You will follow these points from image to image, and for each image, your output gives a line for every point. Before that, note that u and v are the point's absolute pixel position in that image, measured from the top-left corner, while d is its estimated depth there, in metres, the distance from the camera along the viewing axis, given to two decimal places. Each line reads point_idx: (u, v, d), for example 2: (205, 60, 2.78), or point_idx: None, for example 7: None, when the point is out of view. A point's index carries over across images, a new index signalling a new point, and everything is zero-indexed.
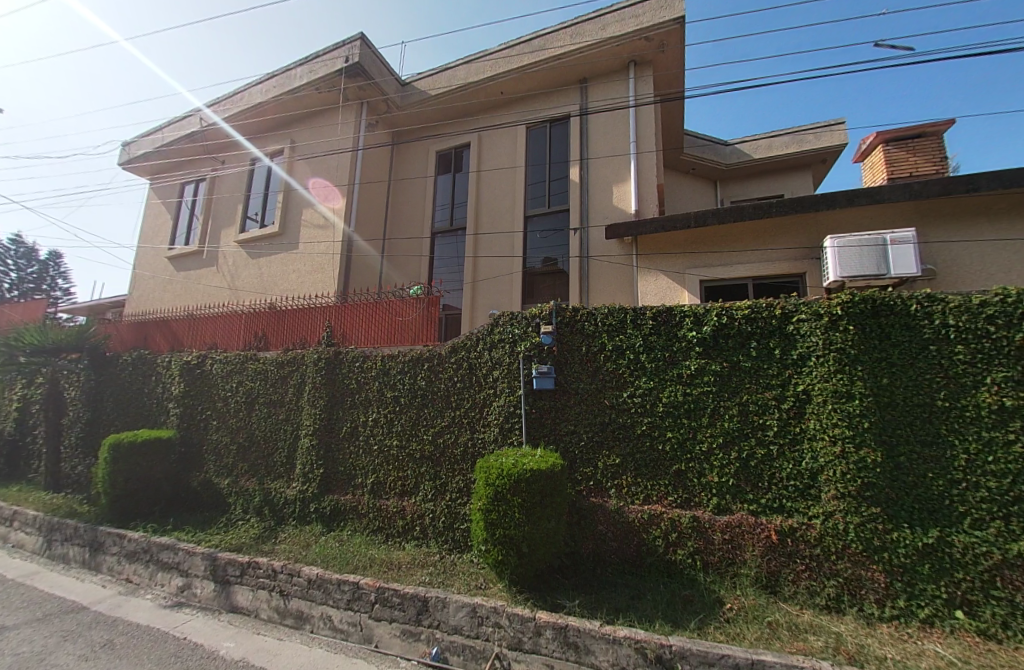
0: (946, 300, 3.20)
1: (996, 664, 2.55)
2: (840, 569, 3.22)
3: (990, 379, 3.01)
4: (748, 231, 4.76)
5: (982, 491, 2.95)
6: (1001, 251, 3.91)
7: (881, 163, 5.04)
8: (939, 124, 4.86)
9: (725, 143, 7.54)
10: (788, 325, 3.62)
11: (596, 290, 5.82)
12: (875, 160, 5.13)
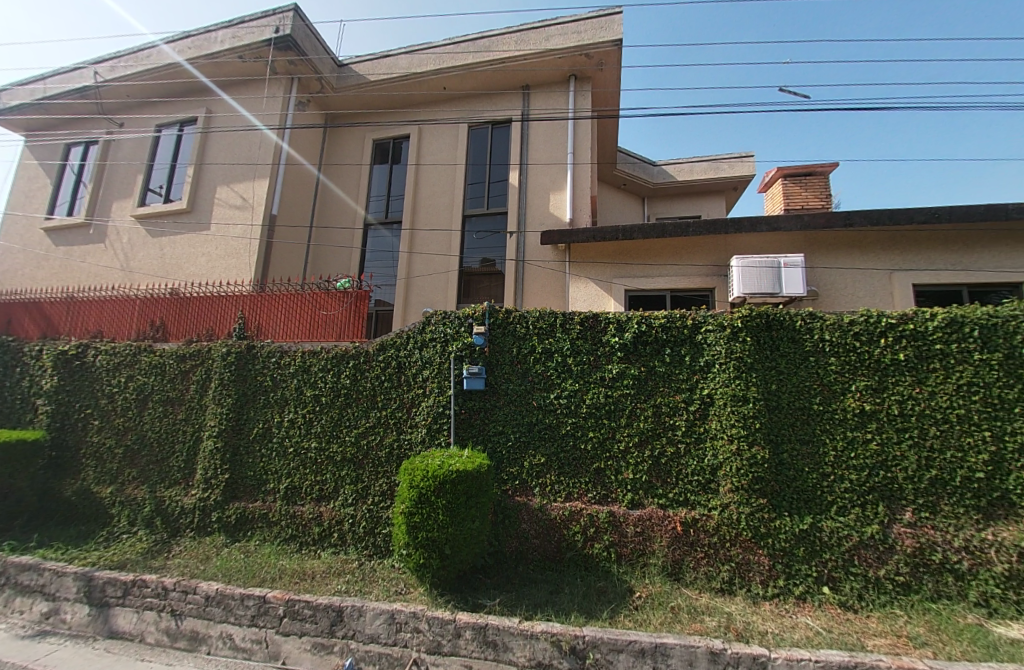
0: (824, 318, 3.69)
1: (851, 631, 2.98)
2: (733, 554, 3.58)
3: (853, 387, 3.53)
4: (668, 247, 5.15)
5: (845, 482, 3.44)
6: (865, 279, 4.62)
7: (779, 195, 5.72)
8: (824, 166, 5.63)
9: (653, 164, 8.10)
10: (697, 335, 3.97)
11: (531, 293, 5.93)
12: (774, 193, 5.82)
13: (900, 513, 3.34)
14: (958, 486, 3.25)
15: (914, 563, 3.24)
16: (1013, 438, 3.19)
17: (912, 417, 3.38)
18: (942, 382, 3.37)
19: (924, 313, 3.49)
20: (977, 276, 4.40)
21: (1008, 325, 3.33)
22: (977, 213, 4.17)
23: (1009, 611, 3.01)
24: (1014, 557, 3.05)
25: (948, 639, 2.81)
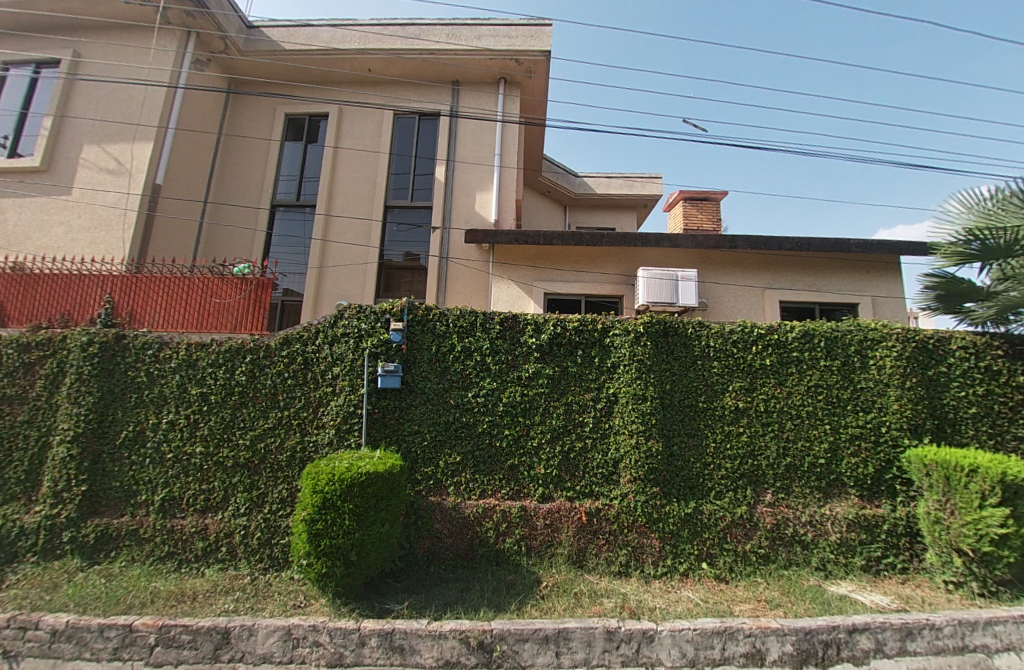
0: (710, 327, 4.19)
1: (721, 599, 3.41)
2: (630, 539, 3.91)
3: (730, 387, 4.05)
4: (584, 255, 5.47)
5: (721, 469, 3.94)
6: (744, 294, 5.34)
7: (680, 215, 6.37)
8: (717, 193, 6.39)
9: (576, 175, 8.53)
10: (606, 338, 4.26)
11: (454, 291, 5.89)
12: (676, 213, 6.49)
13: (762, 495, 3.91)
14: (804, 470, 3.89)
15: (773, 537, 3.81)
16: (843, 429, 3.91)
17: (774, 413, 3.98)
18: (796, 383, 4.01)
19: (785, 326, 4.13)
20: (825, 297, 5.33)
21: (844, 338, 4.07)
22: (826, 244, 5.05)
23: (837, 571, 3.68)
24: (842, 526, 3.74)
25: (794, 599, 3.36)
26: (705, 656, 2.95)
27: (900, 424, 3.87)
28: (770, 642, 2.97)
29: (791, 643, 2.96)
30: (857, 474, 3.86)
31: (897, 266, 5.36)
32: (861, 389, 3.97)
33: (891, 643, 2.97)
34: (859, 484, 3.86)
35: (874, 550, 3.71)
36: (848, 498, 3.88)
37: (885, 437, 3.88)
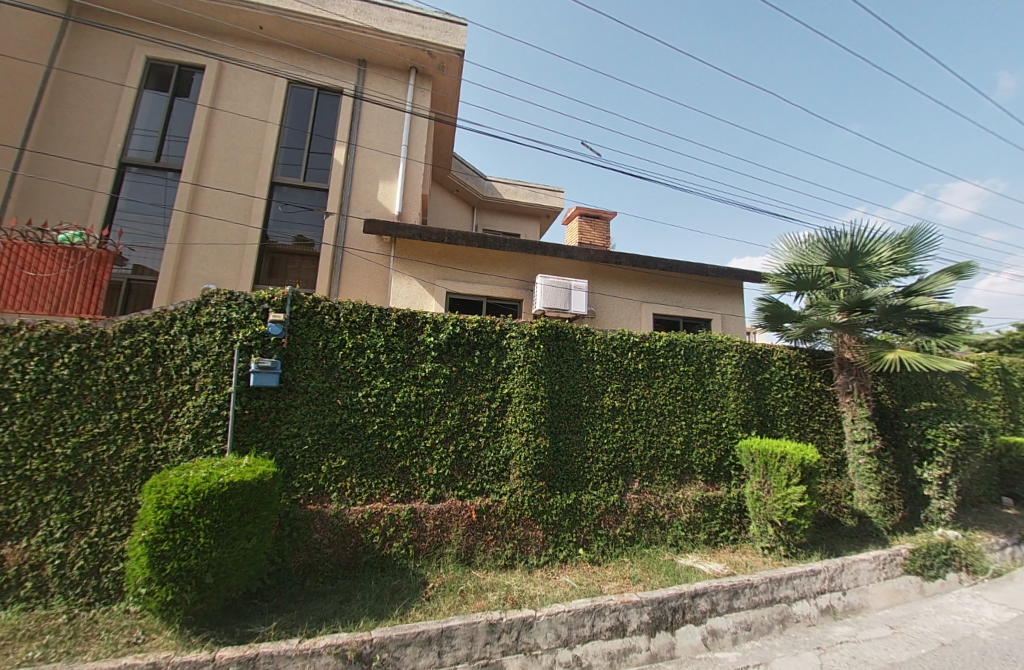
0: (595, 334, 4.59)
1: (593, 581, 3.75)
2: (516, 533, 4.08)
3: (609, 387, 4.48)
4: (487, 258, 5.59)
5: (599, 462, 4.34)
6: (626, 305, 5.96)
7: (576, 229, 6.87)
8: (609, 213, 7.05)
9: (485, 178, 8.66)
10: (502, 340, 4.39)
11: (349, 283, 5.53)
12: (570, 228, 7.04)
13: (631, 483, 4.40)
14: (665, 460, 4.48)
15: (638, 521, 4.30)
16: (695, 424, 4.59)
17: (643, 411, 4.50)
18: (661, 385, 4.59)
19: (656, 335, 4.71)
20: (688, 312, 6.21)
21: (699, 347, 4.78)
22: (690, 267, 5.90)
23: (687, 546, 4.31)
24: (691, 507, 4.39)
25: (652, 573, 3.84)
26: (577, 634, 3.20)
27: (735, 419, 4.69)
28: (630, 614, 3.35)
29: (647, 612, 3.38)
30: (704, 462, 4.56)
31: (741, 290, 6.49)
32: (710, 390, 4.70)
33: (722, 603, 3.57)
34: (705, 471, 4.57)
35: (713, 526, 4.42)
36: (697, 483, 4.56)
37: (725, 431, 4.65)
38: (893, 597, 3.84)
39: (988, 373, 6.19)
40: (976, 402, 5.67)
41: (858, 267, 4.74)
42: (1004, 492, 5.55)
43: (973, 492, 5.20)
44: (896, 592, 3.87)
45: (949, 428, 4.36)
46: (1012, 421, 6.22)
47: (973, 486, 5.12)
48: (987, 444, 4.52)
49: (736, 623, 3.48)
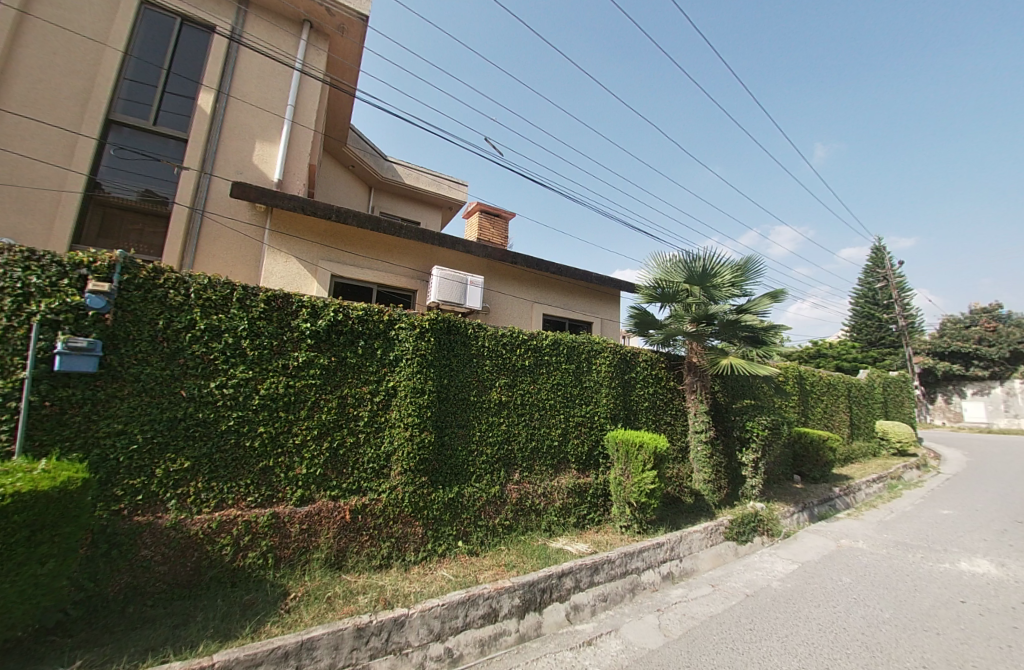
0: (487, 330, 4.66)
1: (469, 572, 3.82)
2: (393, 531, 3.93)
3: (497, 383, 4.59)
4: (380, 243, 5.45)
5: (483, 456, 4.42)
6: (519, 304, 6.20)
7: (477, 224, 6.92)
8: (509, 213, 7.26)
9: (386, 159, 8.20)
10: (390, 330, 4.18)
11: (210, 255, 4.74)
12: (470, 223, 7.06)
13: (512, 474, 4.57)
14: (544, 450, 4.76)
15: (517, 510, 4.50)
16: (572, 418, 4.97)
17: (527, 405, 4.71)
18: (545, 381, 4.86)
19: (543, 334, 4.97)
20: (573, 314, 6.72)
21: (580, 347, 5.18)
22: (577, 273, 6.39)
23: (558, 529, 4.65)
24: (564, 494, 4.75)
25: (526, 558, 4.06)
26: (449, 626, 3.21)
27: (606, 413, 5.21)
28: (502, 600, 3.48)
29: (518, 595, 3.56)
30: (578, 452, 4.97)
31: (618, 298, 7.25)
32: (587, 387, 5.13)
33: (584, 579, 3.92)
34: (578, 460, 4.98)
35: (582, 510, 4.86)
36: (571, 471, 4.95)
37: (597, 423, 5.14)
38: (716, 560, 4.65)
39: (790, 379, 7.89)
40: (781, 401, 7.19)
41: (707, 286, 5.59)
42: (795, 471, 7.15)
43: (774, 471, 6.60)
44: (719, 556, 4.70)
45: (760, 420, 5.48)
46: (802, 415, 8.04)
47: (774, 466, 6.49)
48: (785, 433, 5.75)
49: (594, 596, 3.86)
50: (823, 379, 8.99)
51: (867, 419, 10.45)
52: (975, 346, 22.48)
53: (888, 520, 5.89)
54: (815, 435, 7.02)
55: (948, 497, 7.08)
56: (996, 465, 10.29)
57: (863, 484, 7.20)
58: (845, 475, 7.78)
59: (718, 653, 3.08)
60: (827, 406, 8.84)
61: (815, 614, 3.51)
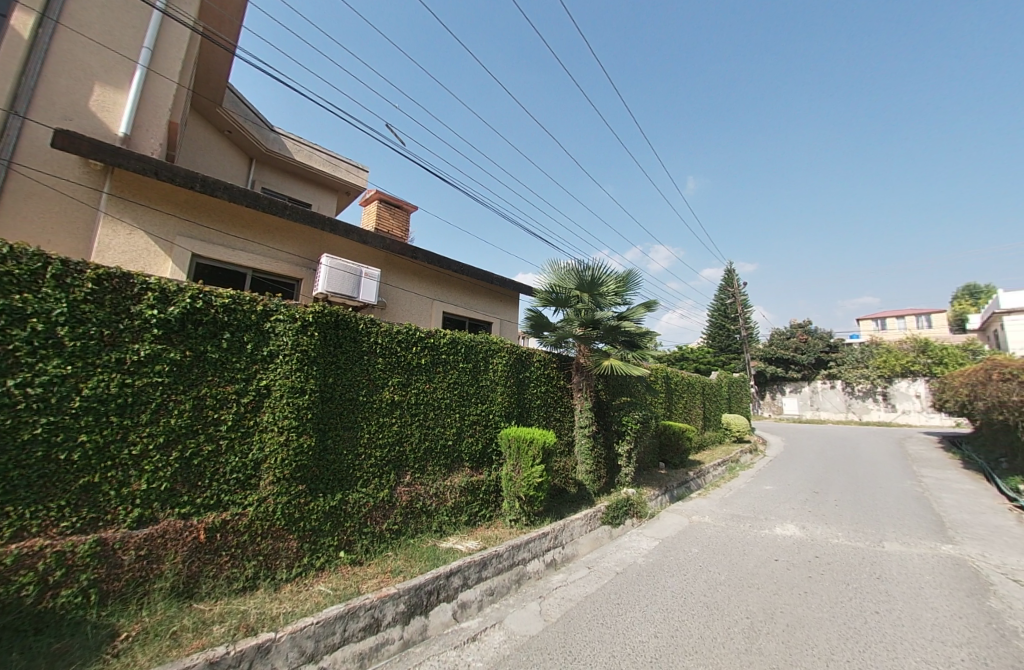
0: (380, 326, 4.42)
1: (351, 583, 3.56)
2: (261, 547, 3.42)
3: (389, 382, 4.38)
4: (259, 224, 4.93)
5: (371, 459, 4.18)
6: (417, 301, 6.05)
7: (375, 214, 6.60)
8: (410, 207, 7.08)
9: (273, 129, 7.34)
10: (264, 323, 3.68)
11: (17, 215, 3.68)
12: (368, 212, 6.67)
13: (403, 476, 4.42)
14: (437, 450, 4.69)
15: (406, 512, 4.36)
16: (467, 416, 4.99)
17: (421, 405, 4.59)
18: (441, 379, 4.80)
19: (441, 333, 4.89)
20: (472, 313, 6.79)
21: (478, 346, 5.23)
22: (478, 273, 6.50)
23: (449, 529, 4.63)
24: (456, 493, 4.75)
25: (413, 562, 3.95)
26: (324, 645, 2.92)
27: (500, 410, 5.35)
28: (386, 608, 3.30)
29: (403, 602, 3.42)
30: (472, 450, 5.02)
31: (515, 300, 7.56)
32: (483, 385, 5.21)
33: (472, 576, 3.95)
34: (472, 458, 5.03)
35: (473, 507, 4.92)
36: (464, 469, 4.97)
37: (491, 421, 5.25)
38: (594, 543, 5.09)
39: (659, 378, 9.03)
40: (652, 398, 8.19)
41: (595, 294, 6.08)
42: (661, 459, 8.19)
43: (644, 460, 7.48)
44: (596, 539, 5.15)
45: (633, 416, 6.23)
46: (667, 410, 9.26)
47: (644, 455, 7.37)
48: (652, 426, 6.65)
49: (481, 591, 3.92)
50: (684, 379, 10.49)
51: (715, 413, 12.46)
52: (794, 354, 28.35)
53: (727, 496, 7.09)
54: (677, 427, 8.14)
55: (768, 475, 8.80)
56: (799, 448, 13.12)
57: (711, 468, 8.57)
58: (698, 461, 9.17)
59: (590, 629, 3.36)
60: (687, 402, 10.33)
61: (670, 583, 4.05)
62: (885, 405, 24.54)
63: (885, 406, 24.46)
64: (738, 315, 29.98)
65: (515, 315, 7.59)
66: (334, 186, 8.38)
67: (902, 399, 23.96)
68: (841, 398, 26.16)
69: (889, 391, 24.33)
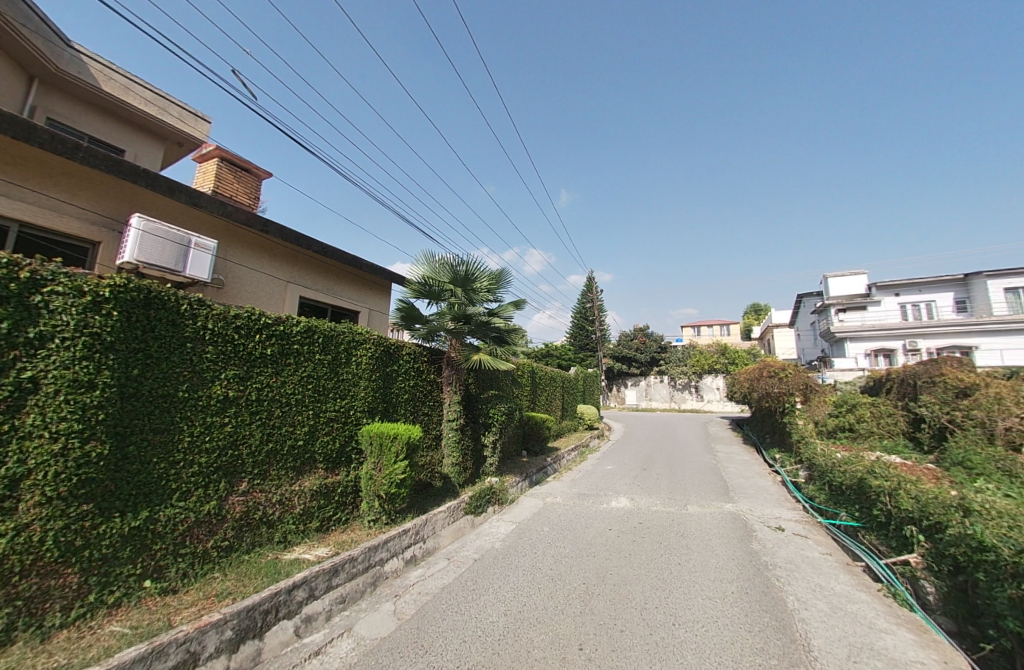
0: (211, 307, 3.65)
1: (162, 617, 2.86)
2: (20, 590, 2.44)
3: (222, 375, 3.68)
4: (34, 163, 3.71)
5: (194, 466, 3.42)
6: (268, 282, 5.46)
7: None
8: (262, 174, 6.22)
9: (66, 42, 5.57)
10: (31, 295, 2.59)
11: None
12: (208, 169, 6.20)
13: (237, 485, 3.75)
14: (283, 452, 4.16)
15: (239, 525, 3.74)
16: (322, 413, 4.57)
17: (264, 402, 3.99)
18: (291, 372, 4.27)
19: (292, 320, 4.34)
20: (338, 302, 6.47)
21: (338, 336, 4.82)
22: (341, 256, 6.11)
23: (295, 538, 4.17)
24: (306, 498, 4.31)
25: (247, 580, 3.39)
26: None
27: (361, 406, 5.06)
28: (206, 638, 2.71)
29: (230, 628, 2.86)
30: (327, 449, 4.61)
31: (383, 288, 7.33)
32: (342, 379, 4.84)
33: (320, 586, 3.59)
34: (327, 458, 4.62)
35: (327, 511, 4.54)
36: (317, 471, 4.53)
37: (352, 417, 4.93)
38: (455, 534, 5.18)
39: (526, 373, 9.69)
40: (518, 391, 8.73)
41: (468, 289, 6.21)
42: (524, 447, 8.79)
43: (508, 449, 7.95)
44: (458, 530, 5.25)
45: (500, 408, 6.58)
46: (532, 402, 9.99)
47: (508, 445, 7.81)
48: (517, 417, 7.20)
49: (330, 601, 3.60)
50: (548, 374, 11.45)
51: (572, 404, 13.89)
52: (638, 353, 33.41)
53: (576, 477, 7.98)
54: (538, 418, 8.85)
55: (610, 456, 10.18)
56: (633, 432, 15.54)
57: (566, 453, 9.55)
58: (555, 447, 10.11)
59: (445, 620, 3.39)
60: (549, 395, 11.31)
61: (522, 562, 4.36)
62: (696, 394, 30.68)
63: (698, 396, 30.67)
64: (598, 318, 34.01)
65: (385, 306, 7.46)
66: (158, 132, 6.78)
67: (708, 390, 30.30)
68: (667, 390, 31.78)
69: (700, 383, 30.51)
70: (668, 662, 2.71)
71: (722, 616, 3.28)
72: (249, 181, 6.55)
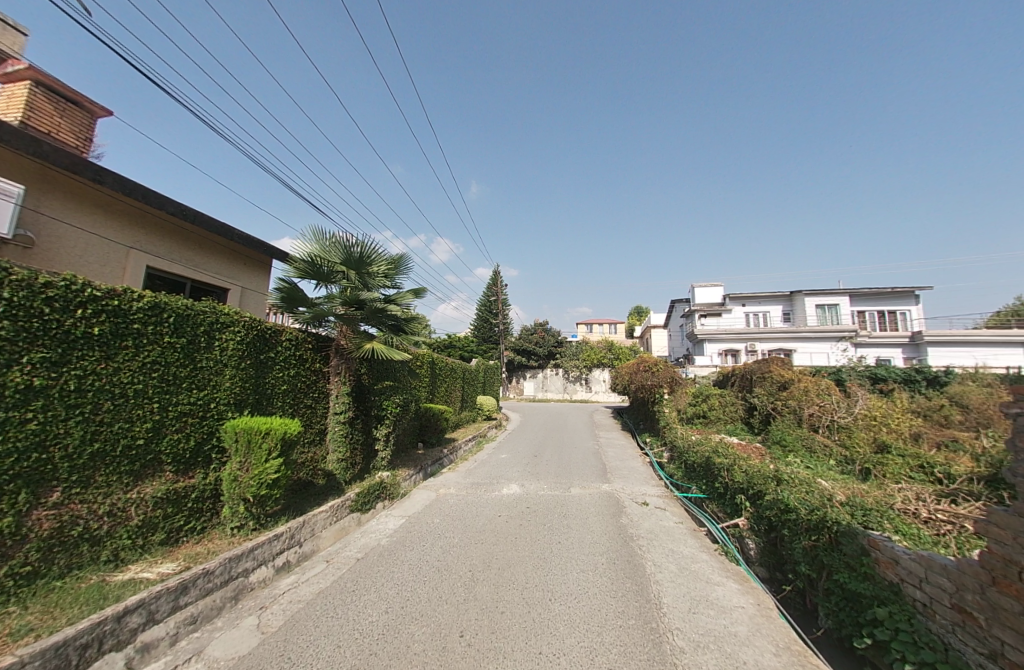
0: (9, 270, 2.76)
1: None
2: None
3: (24, 359, 2.83)
4: None
5: None
6: (102, 245, 4.46)
7: None
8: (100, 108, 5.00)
9: None
10: None
11: None
12: (14, 93, 4.80)
13: (45, 496, 2.94)
14: (115, 455, 3.40)
15: (48, 545, 2.95)
16: (171, 407, 3.87)
17: (88, 393, 3.21)
18: (128, 358, 3.52)
19: (131, 293, 3.57)
20: (201, 276, 5.60)
21: (196, 316, 4.13)
22: (207, 222, 5.25)
23: (130, 556, 3.47)
24: (147, 507, 3.62)
25: (58, 612, 2.68)
26: None
27: (225, 398, 4.43)
28: None
29: None
30: (176, 449, 3.92)
31: (257, 263, 6.53)
32: (200, 368, 4.16)
33: (162, 608, 3.01)
34: (176, 459, 3.94)
35: (176, 521, 3.89)
36: (162, 475, 3.83)
37: (212, 411, 4.27)
38: (337, 533, 4.87)
39: (425, 364, 9.52)
40: (416, 382, 8.52)
41: (362, 273, 5.86)
42: (420, 439, 8.63)
43: (403, 442, 7.69)
44: (341, 530, 4.94)
45: (394, 399, 6.32)
46: (430, 393, 9.85)
47: (403, 437, 7.57)
48: (412, 408, 7.01)
49: (177, 623, 3.05)
50: (448, 364, 11.39)
51: (471, 395, 14.07)
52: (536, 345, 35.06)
53: (471, 467, 8.11)
54: (436, 409, 8.77)
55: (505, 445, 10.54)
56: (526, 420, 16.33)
57: (463, 444, 9.62)
58: (452, 438, 10.13)
59: (317, 627, 3.15)
60: (448, 385, 11.27)
61: (408, 556, 4.27)
62: (587, 386, 33.51)
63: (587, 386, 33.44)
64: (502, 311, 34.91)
65: (263, 285, 6.69)
66: None
67: (596, 382, 33.25)
68: (562, 382, 34.07)
69: (590, 376, 33.31)
70: (543, 636, 2.88)
71: (593, 586, 3.61)
72: (77, 116, 5.25)
